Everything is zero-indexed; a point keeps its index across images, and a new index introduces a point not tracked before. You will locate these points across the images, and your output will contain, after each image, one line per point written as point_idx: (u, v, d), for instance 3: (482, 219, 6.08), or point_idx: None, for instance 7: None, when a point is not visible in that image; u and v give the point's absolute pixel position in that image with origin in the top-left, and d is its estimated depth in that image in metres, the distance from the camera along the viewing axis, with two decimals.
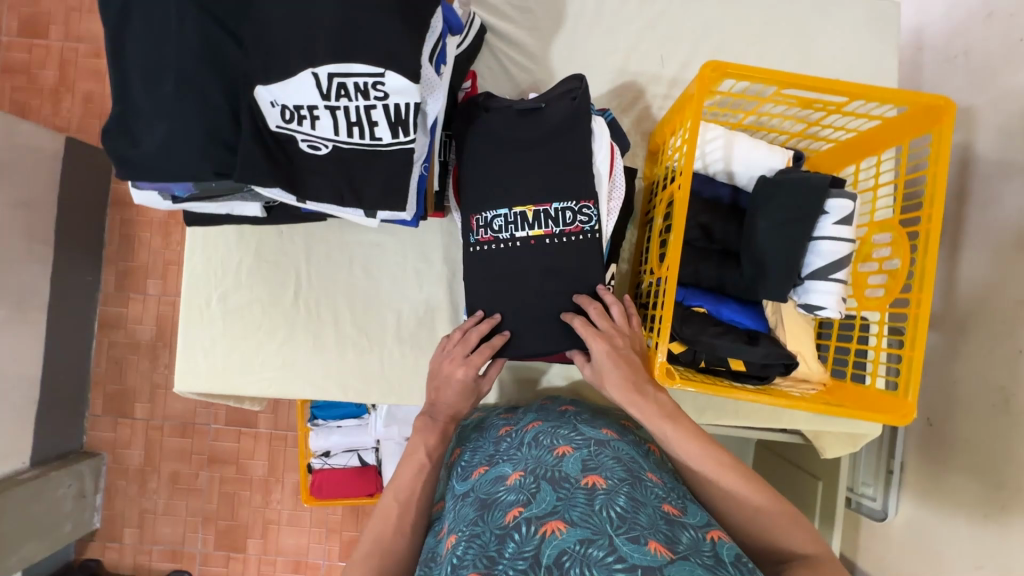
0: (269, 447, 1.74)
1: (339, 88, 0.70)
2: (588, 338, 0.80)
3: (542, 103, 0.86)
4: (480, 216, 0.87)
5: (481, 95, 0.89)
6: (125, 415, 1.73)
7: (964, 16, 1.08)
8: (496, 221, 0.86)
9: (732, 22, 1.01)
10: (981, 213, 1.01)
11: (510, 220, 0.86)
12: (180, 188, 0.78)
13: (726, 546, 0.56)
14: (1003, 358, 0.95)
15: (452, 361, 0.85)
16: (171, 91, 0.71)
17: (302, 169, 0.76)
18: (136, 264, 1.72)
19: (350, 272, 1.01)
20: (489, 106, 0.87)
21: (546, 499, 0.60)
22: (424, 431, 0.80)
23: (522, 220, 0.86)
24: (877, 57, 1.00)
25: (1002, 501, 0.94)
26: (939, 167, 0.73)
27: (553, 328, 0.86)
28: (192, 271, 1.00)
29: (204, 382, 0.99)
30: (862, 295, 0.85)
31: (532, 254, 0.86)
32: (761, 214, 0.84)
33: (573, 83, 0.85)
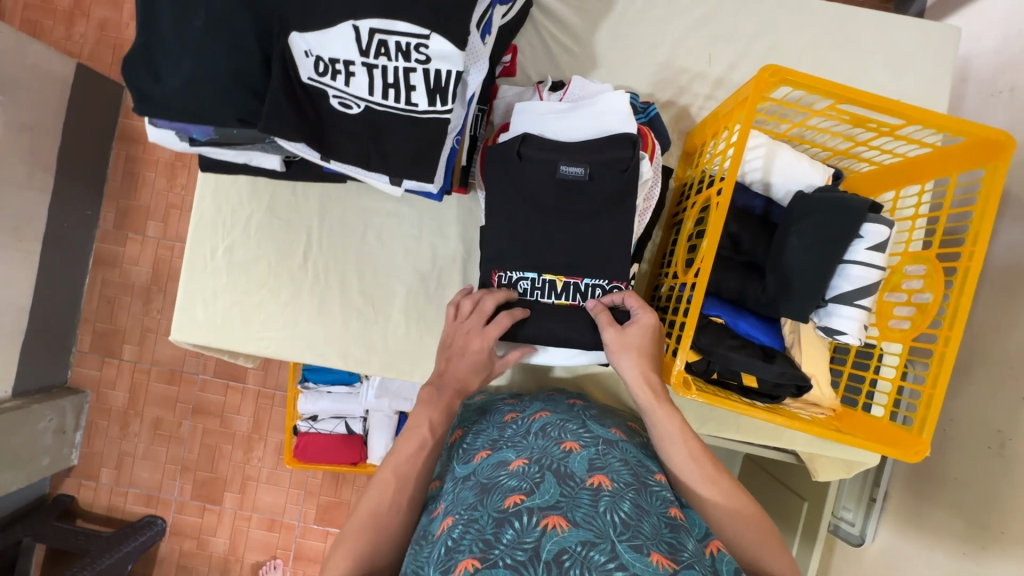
0: (255, 404, 1.73)
1: (379, 46, 0.67)
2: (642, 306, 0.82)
3: (587, 171, 0.79)
4: (504, 273, 0.83)
5: (514, 139, 0.80)
6: (113, 355, 1.71)
7: (1019, 50, 1.04)
8: (521, 283, 0.82)
9: (786, 26, 0.97)
10: (1008, 255, 0.99)
11: (537, 285, 0.82)
12: (199, 131, 0.74)
13: (725, 559, 0.58)
14: (1007, 402, 0.94)
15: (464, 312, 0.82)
16: (202, 26, 0.67)
17: (330, 128, 0.72)
18: (137, 203, 1.67)
19: (362, 239, 0.98)
20: (523, 153, 0.80)
21: (549, 491, 0.58)
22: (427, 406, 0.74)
23: (550, 288, 0.82)
24: (928, 82, 0.97)
25: (984, 542, 0.93)
26: (988, 204, 0.71)
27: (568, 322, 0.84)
28: (200, 218, 0.96)
29: (201, 333, 0.96)
30: (885, 325, 0.83)
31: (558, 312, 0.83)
32: (796, 230, 0.81)
33: (625, 153, 0.78)
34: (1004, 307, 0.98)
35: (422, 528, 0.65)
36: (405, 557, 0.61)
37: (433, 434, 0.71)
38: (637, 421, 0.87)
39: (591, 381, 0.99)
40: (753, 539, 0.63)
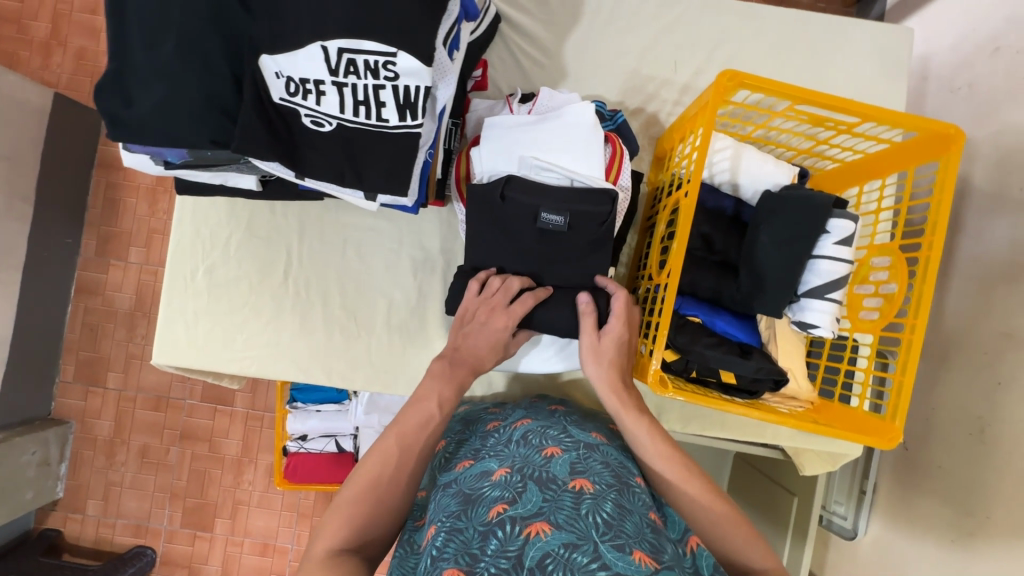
0: (244, 427, 1.71)
1: (348, 65, 0.68)
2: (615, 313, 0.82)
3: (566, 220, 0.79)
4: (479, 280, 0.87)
5: (496, 181, 0.79)
6: (97, 384, 1.69)
7: (972, 49, 1.09)
8: None
9: (747, 33, 1.01)
10: (974, 245, 1.02)
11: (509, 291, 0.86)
12: (173, 154, 0.75)
13: (704, 558, 0.60)
14: (983, 388, 0.96)
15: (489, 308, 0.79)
16: (174, 52, 0.68)
17: (303, 146, 0.73)
18: (119, 230, 1.67)
19: (343, 255, 0.99)
20: (506, 195, 0.79)
21: (532, 499, 0.58)
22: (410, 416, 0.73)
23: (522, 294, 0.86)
24: (886, 82, 1.01)
25: (971, 528, 0.95)
26: (944, 195, 0.74)
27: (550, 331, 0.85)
28: (179, 240, 0.96)
29: (184, 355, 0.96)
30: (856, 317, 0.85)
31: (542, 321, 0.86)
32: (765, 227, 0.84)
33: (604, 207, 0.79)
34: (973, 296, 1.01)
35: (407, 537, 0.67)
36: (391, 561, 0.63)
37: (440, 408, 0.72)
38: None
39: (575, 386, 1.00)
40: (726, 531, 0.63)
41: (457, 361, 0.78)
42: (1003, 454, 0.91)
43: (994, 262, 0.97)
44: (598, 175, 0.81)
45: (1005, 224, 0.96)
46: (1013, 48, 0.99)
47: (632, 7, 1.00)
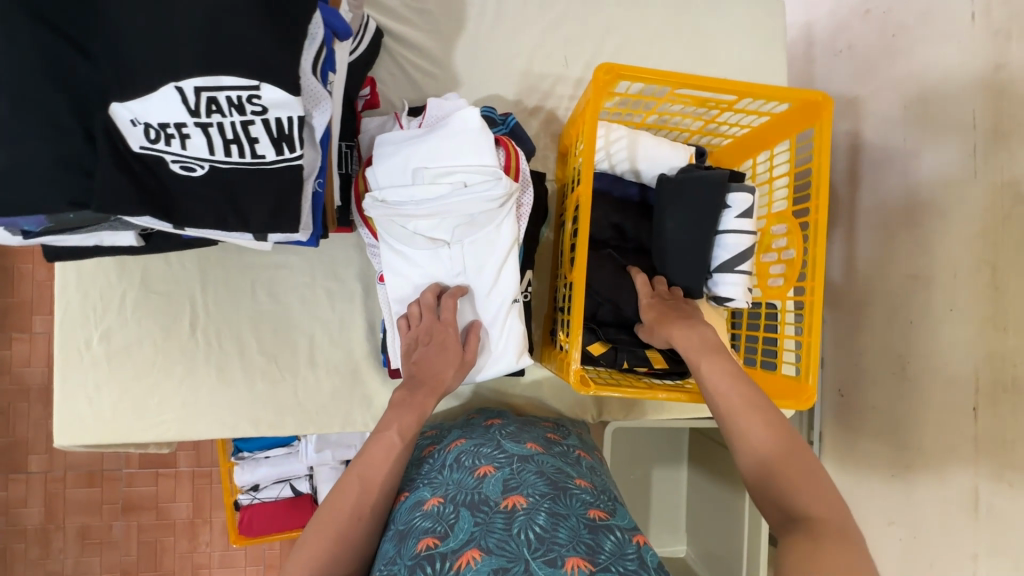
0: (192, 486, 1.61)
1: (209, 103, 0.64)
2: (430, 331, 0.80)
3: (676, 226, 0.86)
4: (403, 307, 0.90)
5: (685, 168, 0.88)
6: (18, 470, 1.54)
7: (846, 13, 1.15)
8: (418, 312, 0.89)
9: (631, 21, 1.03)
10: (871, 198, 1.08)
11: None
12: (30, 223, 0.68)
13: (650, 551, 0.56)
14: (899, 330, 1.02)
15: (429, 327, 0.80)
16: (6, 112, 0.62)
17: (177, 196, 0.68)
18: (18, 299, 1.53)
19: (252, 297, 0.94)
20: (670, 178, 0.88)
21: (463, 527, 0.57)
22: (394, 416, 0.72)
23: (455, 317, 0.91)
24: (766, 54, 1.05)
25: (907, 461, 1.00)
26: (822, 159, 0.78)
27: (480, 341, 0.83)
28: (65, 310, 0.88)
29: (89, 431, 0.89)
30: (766, 284, 0.88)
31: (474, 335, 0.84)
32: (669, 213, 0.86)
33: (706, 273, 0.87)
34: (881, 246, 1.07)
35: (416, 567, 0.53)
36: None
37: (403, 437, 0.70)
38: (558, 429, 0.84)
39: (515, 393, 0.98)
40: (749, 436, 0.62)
41: (416, 384, 0.77)
42: (922, 389, 0.97)
43: (892, 211, 1.04)
44: (489, 162, 0.78)
45: (895, 176, 1.03)
46: (881, 10, 1.06)
47: (516, 7, 1.00)
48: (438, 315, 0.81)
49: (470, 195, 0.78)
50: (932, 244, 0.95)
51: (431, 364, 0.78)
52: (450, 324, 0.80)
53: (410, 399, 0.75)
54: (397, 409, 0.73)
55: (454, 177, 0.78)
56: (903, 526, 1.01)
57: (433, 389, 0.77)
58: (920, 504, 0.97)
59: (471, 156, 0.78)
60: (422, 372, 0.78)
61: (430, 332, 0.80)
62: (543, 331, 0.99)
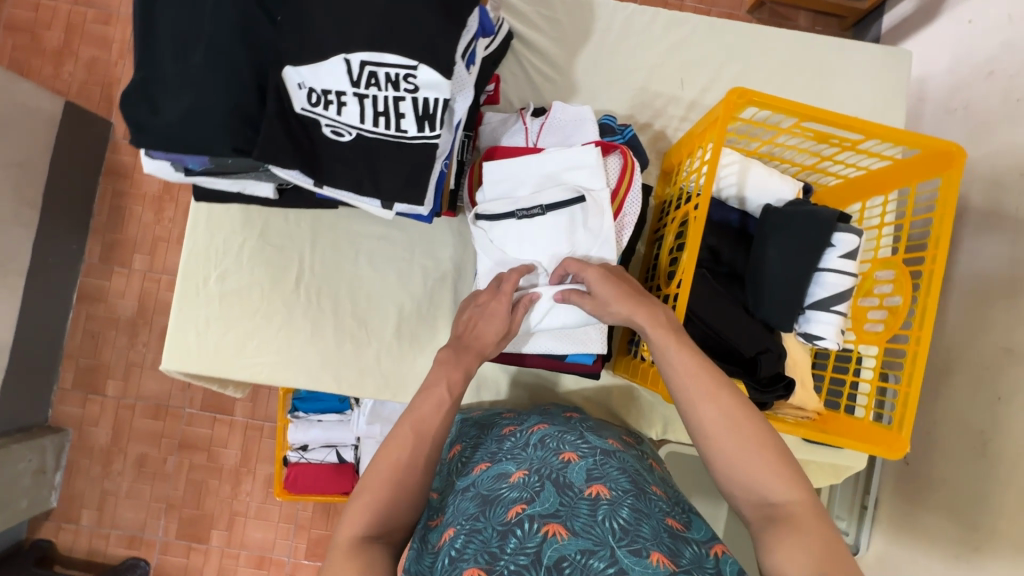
0: (244, 436, 1.70)
1: (370, 77, 0.70)
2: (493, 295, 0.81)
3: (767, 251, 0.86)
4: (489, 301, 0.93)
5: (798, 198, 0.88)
6: (96, 392, 1.67)
7: (967, 72, 1.12)
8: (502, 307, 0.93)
9: (752, 54, 1.04)
10: (973, 262, 1.04)
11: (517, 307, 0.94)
12: (194, 162, 0.76)
13: (729, 563, 0.57)
14: (983, 404, 0.97)
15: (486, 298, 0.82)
16: (199, 62, 0.70)
17: (323, 155, 0.75)
18: (124, 237, 1.67)
19: (353, 263, 1.00)
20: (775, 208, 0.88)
21: (549, 500, 0.59)
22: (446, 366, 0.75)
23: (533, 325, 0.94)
24: (883, 102, 1.04)
25: (976, 543, 0.95)
26: (946, 211, 0.76)
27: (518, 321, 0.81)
28: (192, 246, 0.97)
29: (193, 361, 0.96)
30: (861, 329, 0.87)
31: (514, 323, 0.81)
32: (771, 242, 0.86)
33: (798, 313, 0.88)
34: (975, 314, 1.02)
35: (499, 529, 0.57)
36: (490, 544, 0.55)
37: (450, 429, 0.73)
38: (631, 434, 0.86)
39: (583, 396, 1.00)
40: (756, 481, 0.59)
41: (461, 347, 0.78)
42: (1004, 468, 0.92)
43: (993, 279, 0.99)
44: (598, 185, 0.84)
45: (1004, 241, 0.98)
46: (1005, 73, 1.02)
47: (641, 26, 1.04)
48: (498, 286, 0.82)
49: (587, 234, 0.84)
50: None
51: (482, 326, 0.80)
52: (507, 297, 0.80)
53: (455, 358, 0.76)
54: (443, 364, 0.75)
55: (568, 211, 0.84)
56: None
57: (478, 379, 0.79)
58: None
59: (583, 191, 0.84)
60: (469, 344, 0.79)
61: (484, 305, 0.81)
62: (621, 339, 0.98)
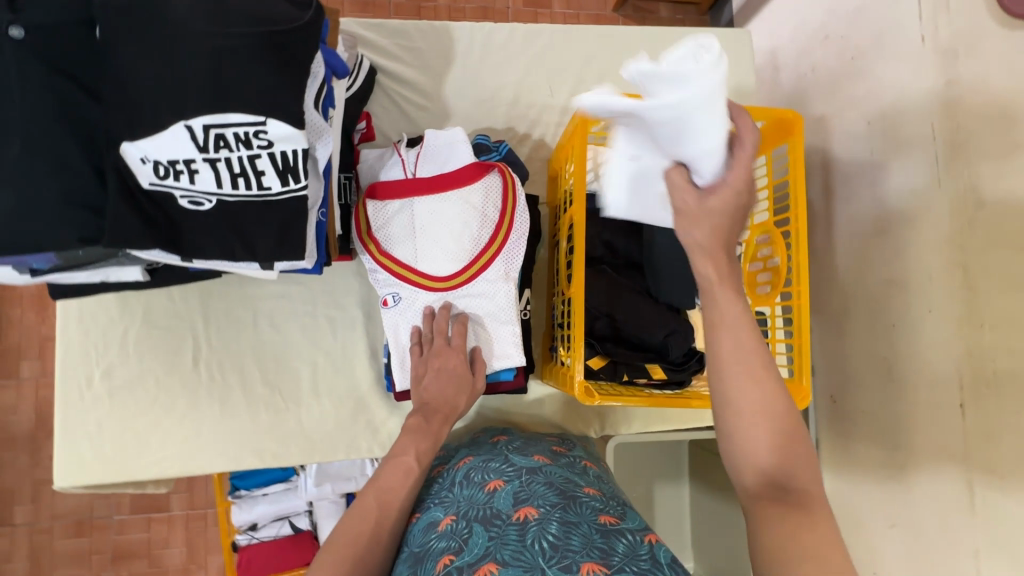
0: (186, 531, 1.56)
1: (217, 139, 0.67)
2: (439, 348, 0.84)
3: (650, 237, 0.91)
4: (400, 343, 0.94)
5: None
6: (3, 523, 1.49)
7: (808, 38, 1.22)
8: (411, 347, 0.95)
9: (610, 53, 1.09)
10: (845, 207, 1.13)
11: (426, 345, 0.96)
12: (39, 261, 0.69)
13: (663, 549, 0.56)
14: (882, 332, 1.04)
15: (437, 355, 0.83)
16: (19, 154, 0.64)
17: (184, 229, 0.71)
18: (4, 347, 1.50)
19: (254, 329, 0.95)
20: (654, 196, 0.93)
21: (479, 542, 0.57)
22: (416, 435, 0.76)
23: None
24: (735, 78, 1.12)
25: (902, 461, 1.01)
26: (797, 172, 0.83)
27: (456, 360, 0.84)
28: (66, 348, 0.89)
29: (92, 472, 0.88)
30: (754, 292, 0.93)
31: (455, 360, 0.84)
32: (658, 230, 0.90)
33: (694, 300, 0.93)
34: (857, 253, 1.10)
35: None
36: None
37: (419, 461, 0.73)
38: (563, 442, 0.85)
39: (517, 412, 1.00)
40: None
41: (429, 412, 0.80)
42: (909, 388, 0.98)
43: (867, 219, 1.07)
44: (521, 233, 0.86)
45: (866, 186, 1.07)
46: (839, 34, 1.13)
47: (501, 43, 1.06)
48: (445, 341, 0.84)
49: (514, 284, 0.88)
50: (905, 250, 0.98)
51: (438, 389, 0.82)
52: (460, 351, 0.84)
53: (425, 426, 0.78)
54: (414, 434, 0.76)
55: (482, 262, 0.85)
56: (904, 528, 1.00)
57: (445, 416, 0.81)
58: (919, 503, 0.97)
59: (486, 240, 0.85)
60: (434, 401, 0.82)
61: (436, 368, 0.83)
62: (543, 348, 1.00)
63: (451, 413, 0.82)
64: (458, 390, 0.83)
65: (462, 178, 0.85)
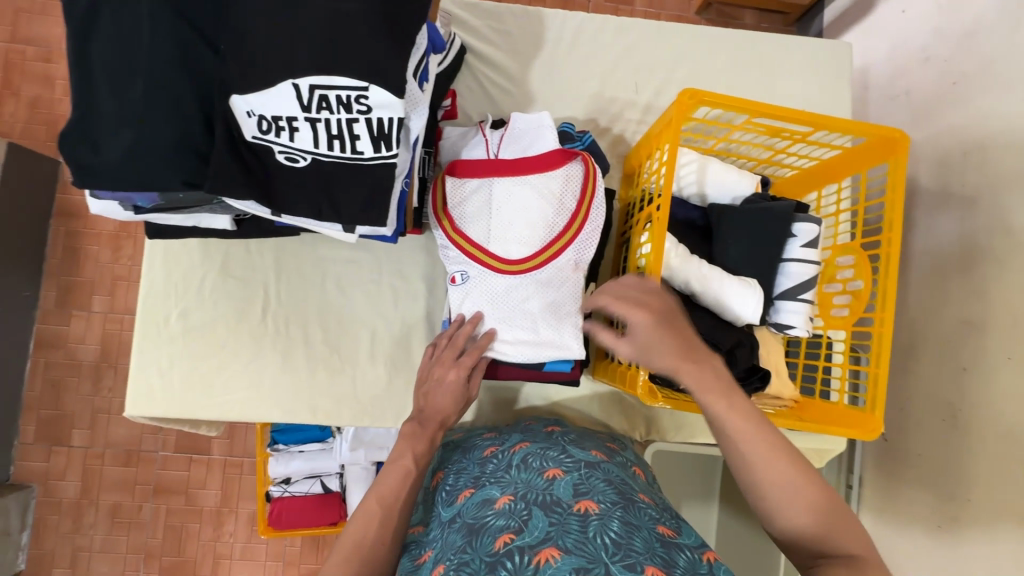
0: (223, 476, 1.61)
1: (320, 100, 0.69)
2: (449, 361, 0.85)
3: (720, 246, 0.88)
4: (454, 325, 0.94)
5: (755, 193, 0.90)
6: (61, 442, 1.57)
7: (905, 61, 1.15)
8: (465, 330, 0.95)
9: (702, 54, 1.07)
10: (923, 238, 1.06)
11: None
12: (143, 199, 0.73)
13: (723, 567, 0.56)
14: (950, 374, 0.98)
15: (442, 365, 0.85)
16: (139, 97, 0.67)
17: (278, 183, 0.73)
18: (81, 279, 1.59)
19: (322, 289, 0.98)
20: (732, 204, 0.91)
21: (538, 524, 0.58)
22: (412, 440, 0.79)
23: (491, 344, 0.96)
24: (830, 92, 1.07)
25: (953, 513, 0.95)
26: (896, 195, 0.79)
27: (459, 376, 0.84)
28: (150, 285, 0.94)
29: (160, 405, 0.92)
30: (829, 314, 0.90)
31: (457, 376, 0.84)
32: (732, 241, 0.87)
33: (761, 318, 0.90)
34: (932, 289, 1.04)
35: (490, 561, 0.55)
36: None
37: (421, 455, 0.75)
38: (616, 441, 0.85)
39: (566, 404, 1.00)
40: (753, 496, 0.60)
41: (426, 420, 0.82)
42: (977, 436, 0.92)
43: (947, 254, 1.01)
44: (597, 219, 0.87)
45: (953, 219, 1.00)
46: (941, 59, 1.05)
47: (592, 34, 1.05)
48: (456, 356, 0.85)
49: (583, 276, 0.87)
50: (989, 287, 0.92)
51: (436, 399, 0.83)
52: (463, 370, 0.84)
53: (420, 432, 0.81)
54: (409, 439, 0.79)
55: (553, 250, 0.85)
56: None
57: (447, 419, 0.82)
58: (971, 559, 0.91)
59: (559, 228, 0.85)
60: (428, 407, 0.83)
61: (439, 376, 0.85)
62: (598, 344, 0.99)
63: (444, 422, 0.83)
64: (452, 401, 0.84)
65: (543, 165, 0.85)
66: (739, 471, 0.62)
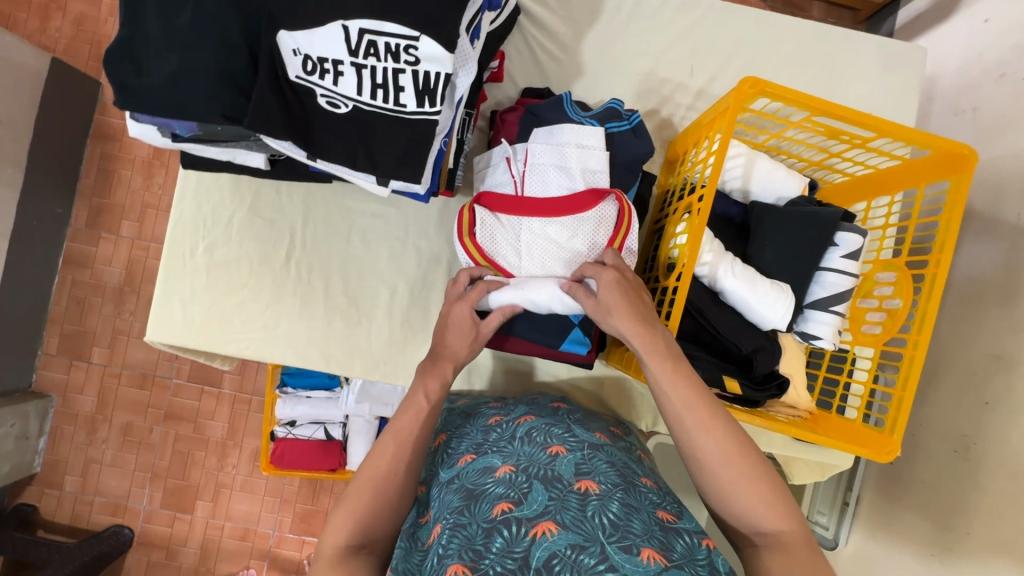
0: (231, 410, 1.65)
1: (368, 46, 0.67)
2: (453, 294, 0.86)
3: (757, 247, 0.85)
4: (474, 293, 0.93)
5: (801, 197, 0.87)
6: (81, 358, 1.62)
7: (978, 72, 1.07)
8: None
9: (764, 42, 1.01)
10: (968, 264, 1.02)
11: None
12: (182, 128, 0.73)
13: (721, 558, 0.56)
14: (970, 408, 0.95)
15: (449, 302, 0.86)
16: (186, 22, 0.66)
17: (317, 127, 0.72)
18: (112, 202, 1.61)
19: (346, 241, 0.97)
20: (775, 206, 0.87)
21: (538, 498, 0.58)
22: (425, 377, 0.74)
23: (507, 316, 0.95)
24: (893, 99, 1.02)
25: (950, 544, 0.93)
26: (954, 215, 0.75)
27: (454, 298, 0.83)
28: (179, 216, 0.94)
29: (179, 334, 0.94)
30: (859, 330, 0.87)
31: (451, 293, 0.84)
32: (771, 242, 0.83)
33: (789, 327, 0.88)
34: (966, 318, 1.00)
35: (485, 529, 0.56)
36: (480, 543, 0.55)
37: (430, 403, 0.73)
38: (621, 427, 0.85)
39: (576, 385, 1.00)
40: (752, 501, 0.60)
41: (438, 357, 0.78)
42: (985, 473, 0.90)
43: (990, 284, 0.96)
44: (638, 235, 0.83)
45: (1003, 248, 0.95)
46: (1018, 74, 0.98)
47: (651, 8, 1.00)
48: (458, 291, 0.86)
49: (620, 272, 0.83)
50: None
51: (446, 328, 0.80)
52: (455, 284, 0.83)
53: (434, 367, 0.76)
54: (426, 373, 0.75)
55: None
56: None
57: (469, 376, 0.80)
58: None
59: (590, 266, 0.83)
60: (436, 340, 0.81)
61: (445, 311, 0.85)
62: None
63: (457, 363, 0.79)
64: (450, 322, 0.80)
65: (581, 202, 0.83)
66: (744, 473, 0.61)
